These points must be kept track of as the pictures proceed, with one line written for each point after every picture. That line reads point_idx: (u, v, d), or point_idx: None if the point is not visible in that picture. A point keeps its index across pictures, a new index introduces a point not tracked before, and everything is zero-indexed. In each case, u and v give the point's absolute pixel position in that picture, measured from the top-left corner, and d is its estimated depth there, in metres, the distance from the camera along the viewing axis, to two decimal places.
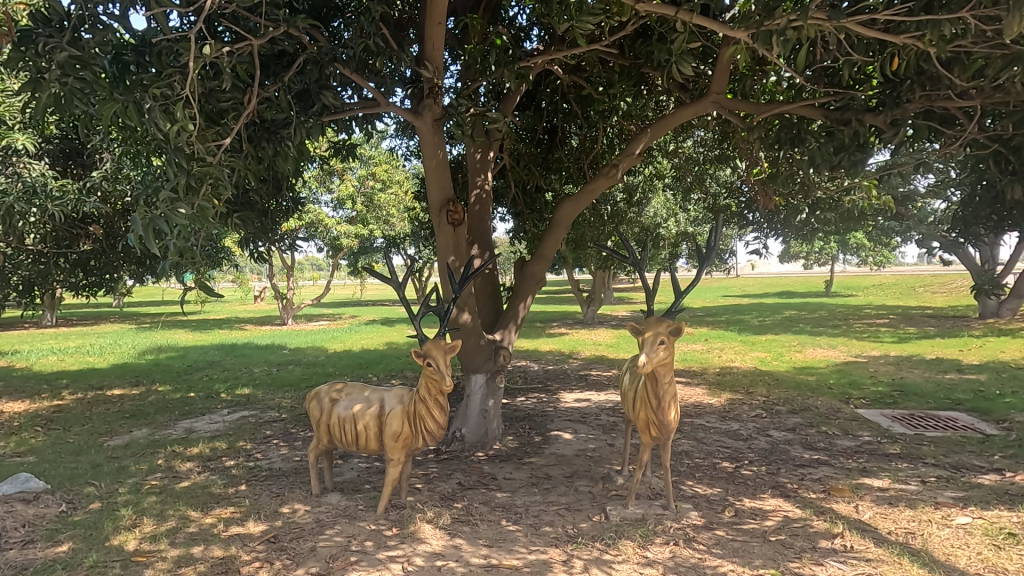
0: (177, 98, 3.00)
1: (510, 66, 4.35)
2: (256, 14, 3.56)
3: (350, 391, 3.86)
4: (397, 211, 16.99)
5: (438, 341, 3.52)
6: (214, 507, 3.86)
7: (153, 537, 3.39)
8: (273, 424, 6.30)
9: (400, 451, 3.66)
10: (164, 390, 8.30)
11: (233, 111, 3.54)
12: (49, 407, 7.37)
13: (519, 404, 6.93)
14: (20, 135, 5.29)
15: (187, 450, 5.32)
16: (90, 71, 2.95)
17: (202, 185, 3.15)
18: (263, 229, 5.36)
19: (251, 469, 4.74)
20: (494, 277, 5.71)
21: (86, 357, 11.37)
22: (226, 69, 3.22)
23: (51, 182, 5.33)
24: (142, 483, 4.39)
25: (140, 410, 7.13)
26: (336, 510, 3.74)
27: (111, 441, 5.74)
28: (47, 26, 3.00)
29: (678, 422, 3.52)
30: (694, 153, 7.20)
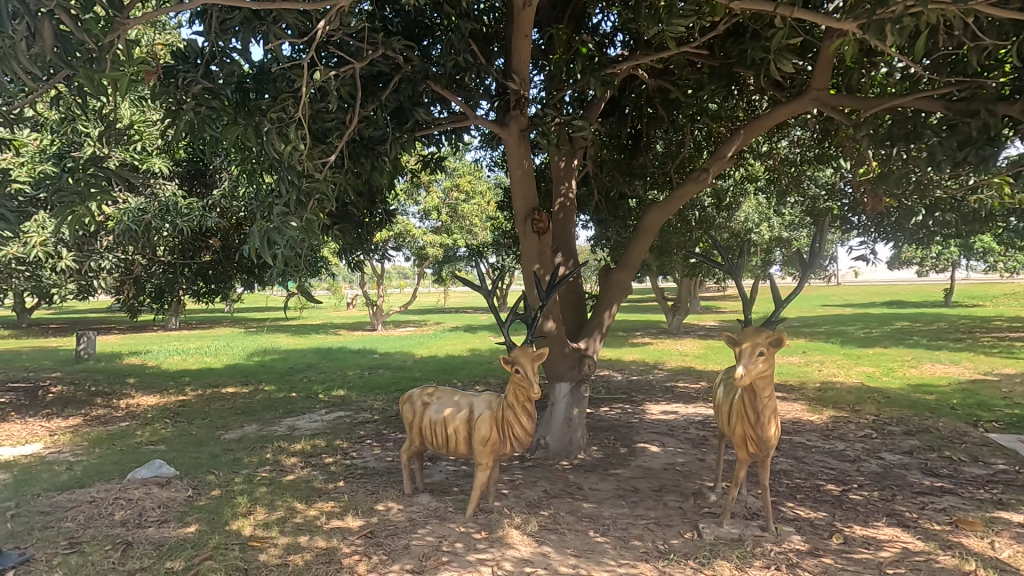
0: (291, 120, 3.26)
1: (595, 73, 4.33)
2: (358, 39, 3.77)
3: (441, 395, 4.00)
4: (480, 221, 17.40)
5: (526, 349, 3.56)
6: (317, 501, 4.13)
7: (265, 524, 3.68)
8: (366, 425, 6.66)
9: (488, 456, 3.73)
10: (269, 390, 9.00)
11: (337, 130, 3.79)
12: (176, 401, 8.23)
13: (604, 414, 6.84)
14: (157, 160, 5.99)
15: (291, 446, 5.75)
16: (219, 100, 3.29)
17: (310, 201, 3.38)
18: (358, 240, 5.68)
19: (348, 466, 5.03)
20: (578, 286, 5.68)
21: (204, 358, 12.58)
22: (332, 91, 3.45)
23: (181, 201, 6.00)
24: (254, 474, 4.79)
25: (250, 408, 7.78)
26: (427, 510, 3.87)
27: (227, 435, 6.31)
28: (185, 63, 3.38)
29: (779, 439, 3.31)
30: (790, 155, 6.82)
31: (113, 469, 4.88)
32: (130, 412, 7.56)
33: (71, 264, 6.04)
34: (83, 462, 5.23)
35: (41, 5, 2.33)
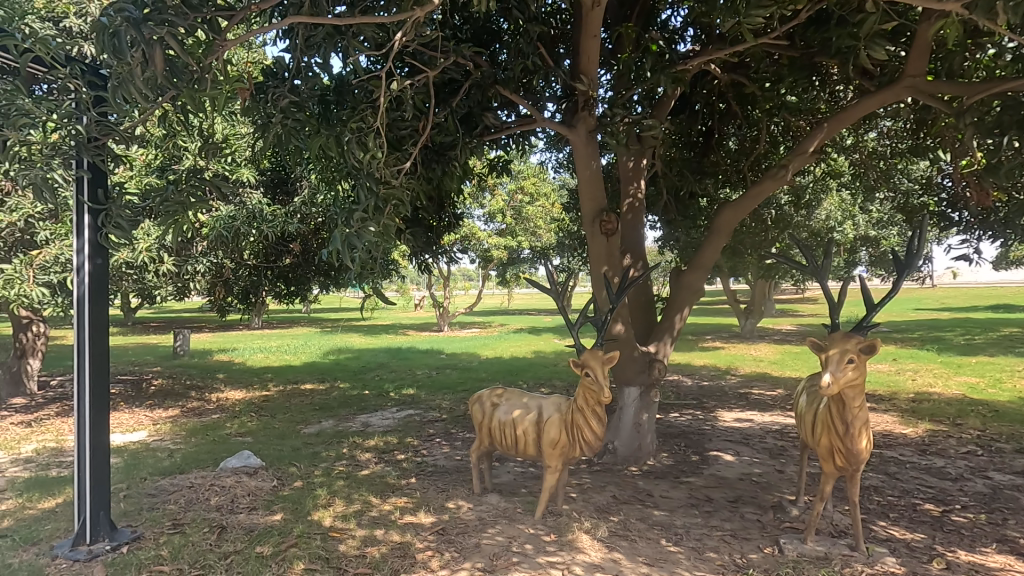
0: (370, 130, 3.40)
1: (666, 71, 4.23)
2: (430, 48, 3.87)
3: (510, 396, 4.03)
4: (544, 222, 17.43)
5: (596, 352, 3.52)
6: (391, 496, 4.27)
7: (344, 516, 3.84)
8: (435, 424, 6.82)
9: (557, 459, 3.72)
10: (344, 387, 9.42)
11: (411, 138, 3.92)
12: (260, 396, 8.79)
13: (673, 420, 6.65)
14: (246, 171, 6.41)
15: (365, 441, 5.98)
16: (304, 112, 3.50)
17: (387, 207, 3.51)
18: (428, 243, 5.83)
19: (419, 464, 5.17)
20: (647, 288, 5.56)
21: (285, 356, 13.36)
22: (407, 100, 3.57)
23: (267, 208, 6.40)
24: (332, 468, 5.02)
25: (327, 404, 8.17)
26: (496, 510, 3.91)
27: (306, 429, 6.66)
28: (274, 78, 3.61)
29: (870, 452, 3.10)
30: (879, 147, 6.37)
31: (207, 458, 5.27)
32: (220, 405, 8.13)
33: (171, 268, 6.59)
34: (181, 450, 5.67)
35: (154, 33, 2.56)
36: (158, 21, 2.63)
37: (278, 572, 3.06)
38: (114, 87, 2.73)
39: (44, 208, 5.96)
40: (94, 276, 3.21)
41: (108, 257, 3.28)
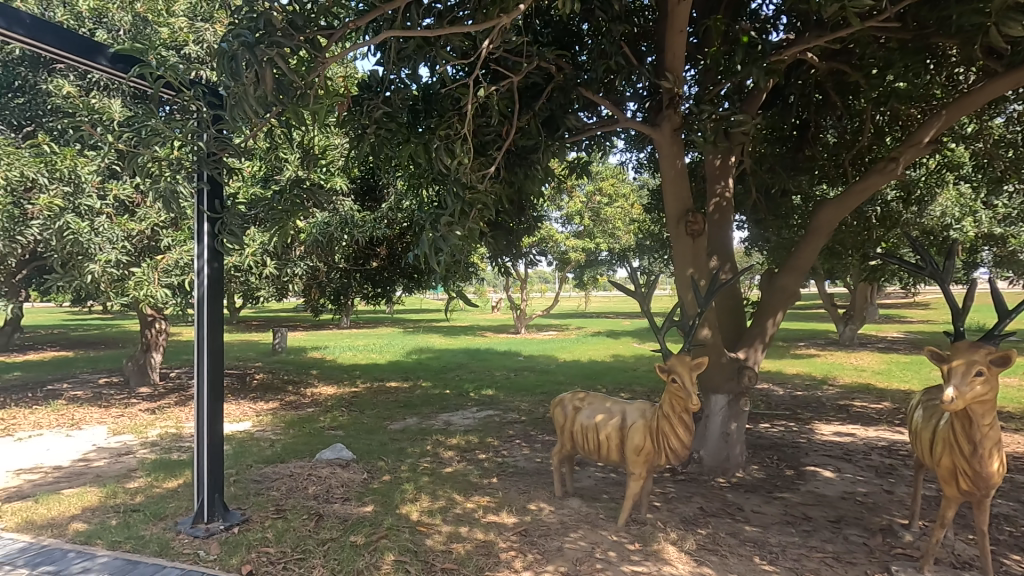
0: (458, 137, 3.50)
1: (759, 63, 4.02)
2: (514, 54, 3.92)
3: (592, 401, 3.98)
4: (623, 224, 17.12)
5: (684, 357, 3.41)
6: (474, 494, 4.36)
7: (430, 512, 3.97)
8: (515, 425, 6.88)
9: (642, 466, 3.62)
10: (426, 386, 9.74)
11: (495, 143, 3.99)
12: (350, 392, 9.28)
13: (764, 431, 6.29)
14: (338, 180, 6.78)
15: (448, 439, 6.15)
16: (396, 122, 3.66)
17: (472, 211, 3.57)
18: (508, 245, 5.88)
19: (500, 464, 5.24)
20: (736, 291, 5.30)
21: (371, 354, 14.03)
22: (492, 106, 3.63)
23: (357, 214, 6.74)
24: (418, 464, 5.20)
25: (411, 401, 8.48)
26: (578, 515, 3.88)
27: (393, 425, 6.94)
28: (368, 91, 3.80)
29: (1003, 476, 2.77)
30: (1006, 135, 5.70)
31: (304, 449, 5.64)
32: (314, 400, 8.67)
33: (273, 271, 7.11)
34: (281, 441, 6.10)
35: (265, 54, 2.78)
36: (268, 43, 2.85)
37: (371, 561, 3.21)
38: (231, 105, 2.99)
39: (167, 218, 6.62)
40: (211, 279, 3.53)
41: (223, 261, 3.58)
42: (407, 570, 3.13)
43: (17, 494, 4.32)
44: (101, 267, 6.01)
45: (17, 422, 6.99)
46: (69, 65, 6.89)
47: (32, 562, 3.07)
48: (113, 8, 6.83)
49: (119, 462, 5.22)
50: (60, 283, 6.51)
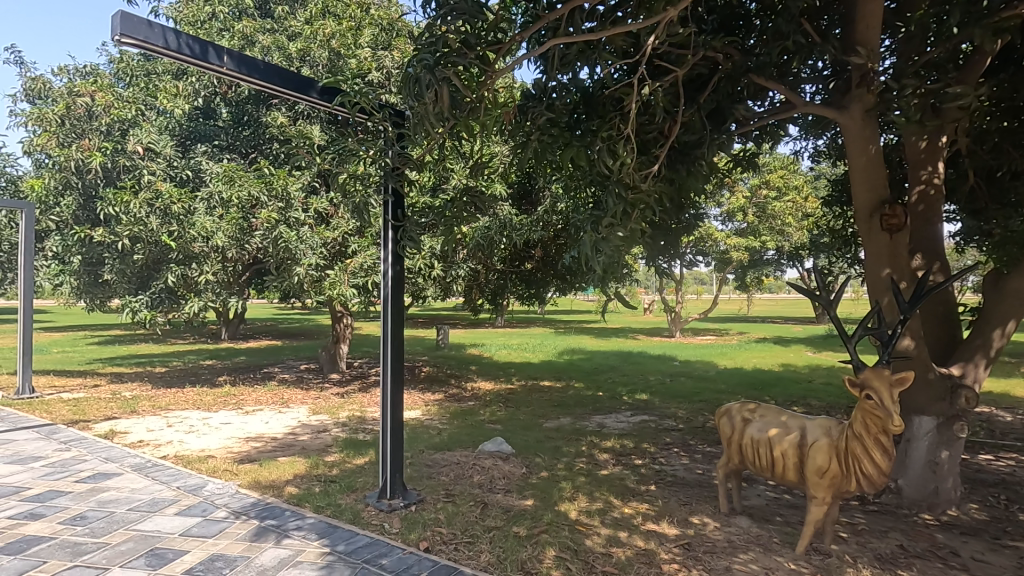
0: (620, 137, 3.46)
1: (985, 22, 3.36)
2: (678, 47, 3.77)
3: (764, 413, 3.66)
4: (795, 219, 15.52)
5: (881, 371, 2.97)
6: (632, 500, 4.28)
7: (588, 512, 3.98)
8: (672, 432, 6.60)
9: (826, 490, 3.24)
10: (579, 387, 9.79)
11: (657, 141, 3.87)
12: (506, 388, 9.70)
13: (986, 464, 5.23)
14: (499, 185, 7.05)
15: (603, 442, 6.11)
16: (558, 128, 3.74)
17: (634, 212, 3.48)
18: (666, 246, 5.62)
19: (658, 471, 5.07)
20: (947, 296, 4.48)
21: (525, 353, 14.51)
22: (656, 103, 3.53)
23: (516, 218, 6.94)
24: (574, 463, 5.25)
25: (564, 401, 8.59)
26: (747, 535, 3.60)
27: (547, 423, 7.10)
28: (532, 99, 3.94)
29: None
30: None
31: (468, 439, 6.02)
32: (475, 394, 9.21)
33: (439, 273, 7.68)
34: (447, 430, 6.59)
35: (443, 74, 3.06)
36: (445, 63, 3.12)
37: (533, 554, 3.31)
38: (414, 123, 3.32)
39: (355, 226, 7.50)
40: (394, 280, 3.92)
41: (403, 264, 3.96)
42: (568, 567, 3.18)
43: (247, 457, 5.24)
44: (305, 270, 7.01)
45: (245, 397, 8.49)
46: (282, 100, 8.16)
47: (260, 515, 3.70)
48: (315, 47, 7.85)
49: (319, 437, 6.08)
50: (275, 283, 7.73)
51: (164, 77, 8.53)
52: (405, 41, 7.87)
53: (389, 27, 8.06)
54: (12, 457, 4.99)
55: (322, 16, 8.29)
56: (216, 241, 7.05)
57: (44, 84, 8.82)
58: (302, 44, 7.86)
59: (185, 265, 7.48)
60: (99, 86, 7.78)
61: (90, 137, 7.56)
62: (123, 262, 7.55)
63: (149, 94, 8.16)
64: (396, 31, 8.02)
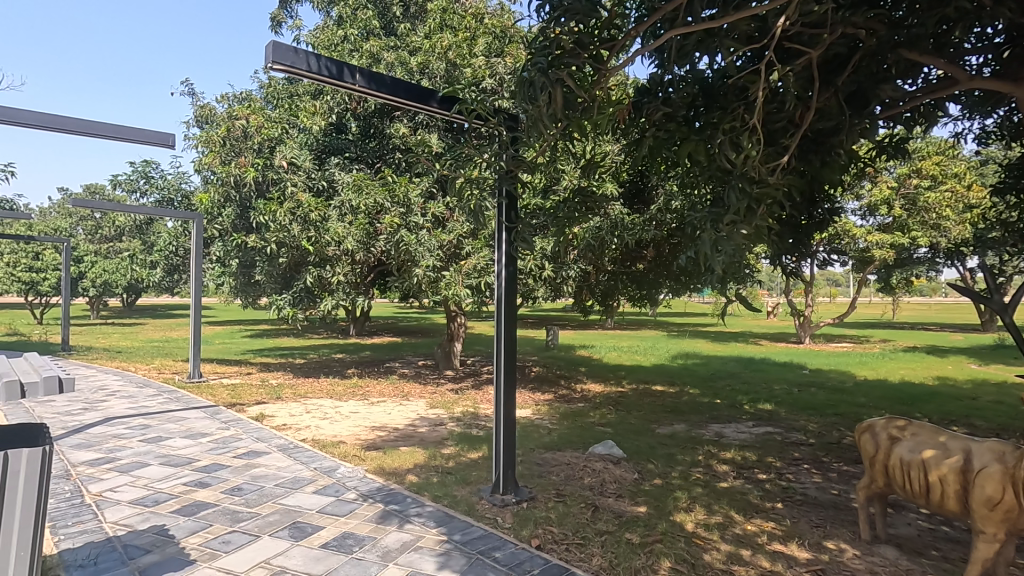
0: (745, 128, 3.25)
1: None
2: (811, 27, 3.47)
3: (917, 431, 3.22)
4: (954, 212, 13.58)
5: None
6: (755, 517, 4.00)
7: (706, 526, 3.79)
8: (801, 447, 6.06)
9: (998, 524, 2.81)
10: (695, 393, 9.34)
11: (787, 131, 3.59)
12: (616, 391, 9.52)
13: None
14: (610, 185, 6.91)
15: (722, 452, 5.77)
16: (675, 123, 3.59)
17: (761, 207, 3.22)
18: (795, 244, 5.16)
19: (785, 488, 4.68)
20: None
21: (636, 356, 14.15)
22: (786, 89, 3.28)
23: (628, 218, 6.70)
24: (690, 473, 5.02)
25: (678, 407, 8.24)
26: (894, 569, 3.20)
27: (661, 429, 6.85)
28: (647, 95, 3.83)
29: None
30: None
31: (578, 441, 6.00)
32: (584, 396, 9.14)
33: (550, 274, 7.77)
34: (557, 430, 6.61)
35: (557, 76, 3.07)
36: (558, 65, 3.14)
37: (647, 563, 3.22)
38: (528, 126, 3.37)
39: (469, 229, 7.80)
40: (507, 280, 4.01)
41: (516, 265, 4.03)
42: None
43: (372, 445, 5.66)
44: (423, 271, 7.43)
45: (370, 389, 9.17)
46: (404, 111, 8.71)
47: (385, 500, 3.97)
48: (433, 60, 8.28)
49: (436, 430, 6.39)
50: (397, 284, 8.26)
51: (304, 98, 9.50)
52: (517, 46, 8.05)
53: (502, 34, 8.29)
54: (186, 431, 5.83)
55: (440, 30, 8.72)
56: (347, 245, 7.69)
57: (210, 111, 10.22)
58: (422, 58, 8.33)
59: (320, 268, 8.26)
60: (253, 109, 8.86)
61: (245, 155, 8.59)
62: (271, 265, 8.51)
63: (292, 114, 9.12)
64: (508, 38, 8.24)
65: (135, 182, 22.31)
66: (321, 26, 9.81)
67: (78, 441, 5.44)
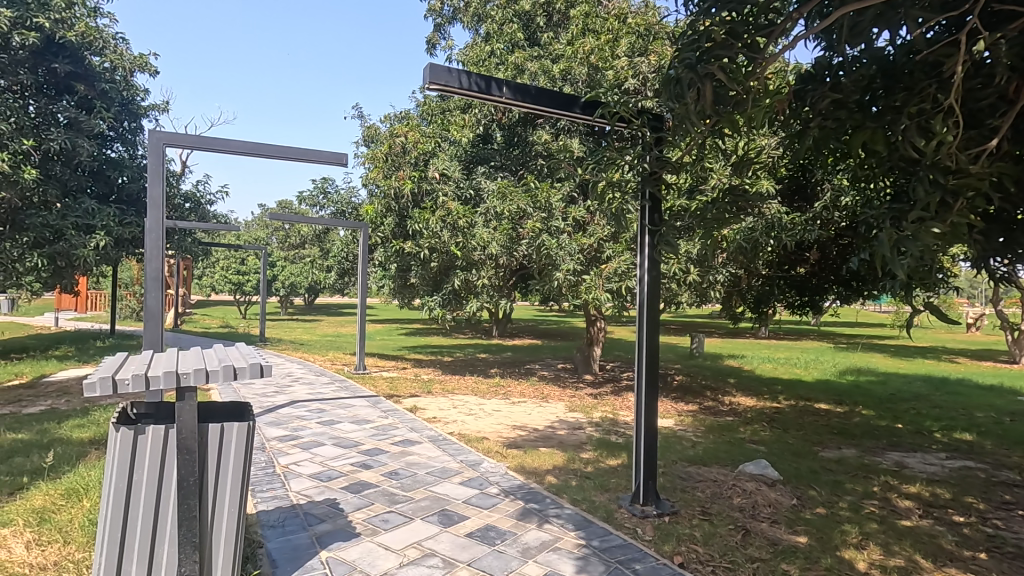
0: (937, 110, 2.79)
1: None
2: None
3: None
4: None
5: None
6: (949, 566, 3.40)
7: (883, 568, 3.32)
8: (1015, 489, 5.02)
9: None
10: (868, 414, 8.20)
11: (997, 109, 3.02)
12: (771, 407, 8.72)
13: None
14: (765, 182, 6.36)
15: (904, 485, 5.00)
16: (846, 110, 3.22)
17: (958, 201, 2.74)
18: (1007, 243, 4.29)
19: (990, 537, 3.92)
20: None
21: (794, 369, 12.83)
22: (996, 59, 2.76)
23: (786, 217, 6.12)
24: (861, 505, 4.42)
25: (847, 429, 7.29)
26: None
27: (825, 453, 6.14)
28: (814, 81, 3.47)
29: None
30: None
31: (726, 457, 5.61)
32: (734, 409, 8.50)
33: (696, 278, 7.54)
34: (702, 444, 6.25)
35: (707, 70, 2.90)
36: (708, 59, 2.97)
37: None
38: (674, 125, 3.24)
39: (609, 232, 7.72)
40: (650, 285, 3.91)
41: (659, 268, 3.91)
42: None
43: (513, 443, 5.85)
44: (563, 275, 7.51)
45: (511, 389, 9.50)
46: (546, 119, 8.91)
47: (525, 498, 4.08)
48: (575, 65, 8.37)
49: (575, 434, 6.41)
50: (537, 287, 8.46)
51: (455, 112, 10.17)
52: (662, 43, 7.80)
53: (646, 32, 8.10)
54: (353, 417, 6.55)
55: (582, 35, 8.77)
56: (491, 250, 8.06)
57: (375, 130, 11.40)
58: (564, 64, 8.46)
59: (467, 272, 8.77)
60: (410, 127, 9.70)
61: (404, 168, 9.44)
62: (423, 269, 9.21)
63: (444, 128, 9.82)
64: (653, 35, 8.01)
65: (315, 197, 25.62)
66: (470, 44, 10.45)
67: (271, 419, 6.39)
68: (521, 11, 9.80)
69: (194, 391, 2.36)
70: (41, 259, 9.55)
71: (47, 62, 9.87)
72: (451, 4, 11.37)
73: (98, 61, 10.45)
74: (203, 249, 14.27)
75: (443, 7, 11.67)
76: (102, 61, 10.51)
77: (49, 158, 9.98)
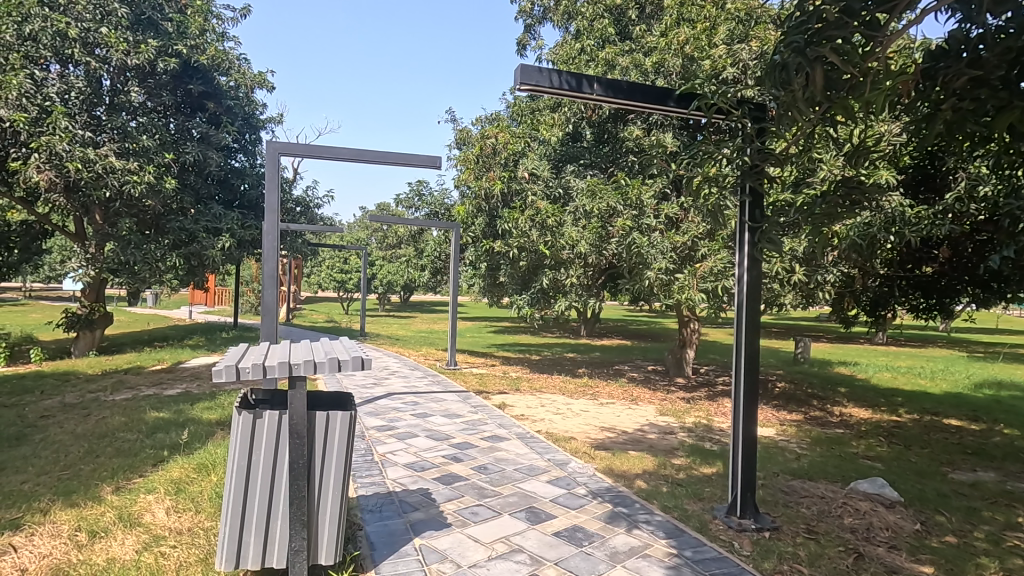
0: None
1: None
2: None
3: None
4: None
5: None
6: None
7: None
8: None
9: None
10: (1012, 434, 7.19)
11: None
12: (889, 420, 7.91)
13: None
14: (886, 172, 5.75)
15: None
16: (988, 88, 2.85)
17: None
18: None
19: None
20: None
21: (919, 379, 11.53)
22: None
23: (910, 211, 5.49)
24: (1002, 537, 3.90)
25: (984, 450, 6.45)
26: None
27: (956, 474, 5.47)
28: (948, 57, 3.04)
29: None
30: None
31: (836, 472, 5.16)
32: (845, 421, 7.82)
33: (802, 278, 7.03)
34: (807, 456, 5.81)
35: (817, 53, 2.68)
36: (818, 41, 2.74)
37: None
38: (779, 114, 3.02)
39: (705, 229, 7.37)
40: (749, 286, 3.66)
41: (760, 268, 3.65)
42: None
43: (602, 445, 5.77)
44: (655, 274, 7.29)
45: (599, 390, 9.36)
46: (638, 114, 8.65)
47: (614, 501, 4.01)
48: (669, 56, 8.08)
49: (667, 439, 6.19)
50: (627, 287, 8.28)
51: (545, 111, 10.21)
52: (765, 27, 7.31)
53: (747, 17, 7.66)
54: (444, 411, 6.79)
55: (677, 24, 8.46)
56: (580, 249, 8.00)
57: (467, 133, 11.71)
58: (658, 56, 8.21)
59: (556, 271, 8.78)
60: (501, 128, 9.86)
61: (494, 169, 9.63)
62: (513, 268, 9.34)
63: (534, 128, 9.92)
64: (755, 20, 7.54)
65: (410, 200, 26.79)
66: (561, 43, 10.43)
67: (370, 409, 6.78)
68: (612, 5, 9.61)
69: (304, 379, 2.56)
70: (179, 258, 10.74)
71: (184, 84, 11.14)
72: (542, 4, 11.42)
73: (225, 80, 11.61)
74: (311, 250, 15.43)
75: (533, 8, 11.77)
76: (229, 81, 11.65)
77: (186, 169, 11.21)
